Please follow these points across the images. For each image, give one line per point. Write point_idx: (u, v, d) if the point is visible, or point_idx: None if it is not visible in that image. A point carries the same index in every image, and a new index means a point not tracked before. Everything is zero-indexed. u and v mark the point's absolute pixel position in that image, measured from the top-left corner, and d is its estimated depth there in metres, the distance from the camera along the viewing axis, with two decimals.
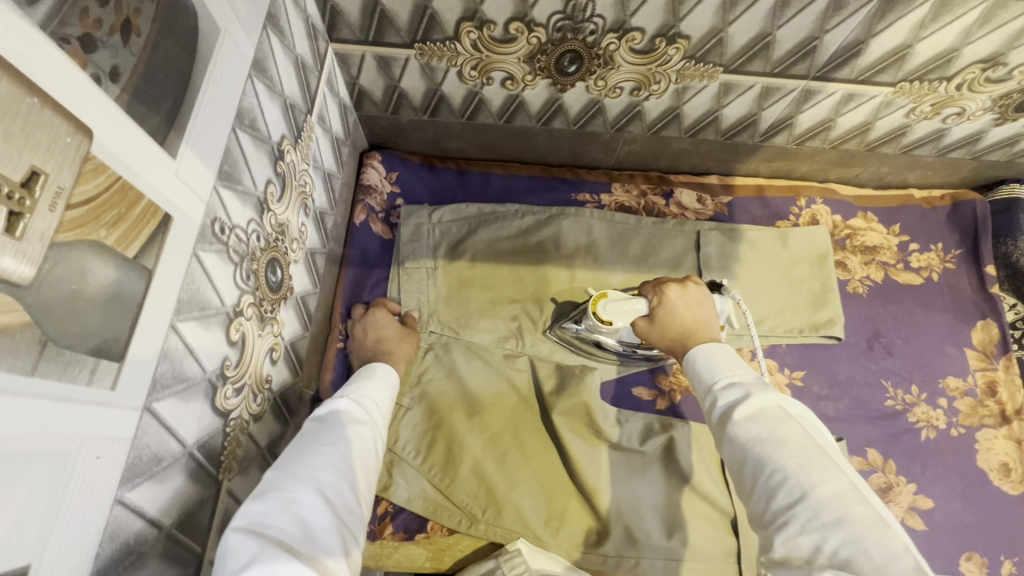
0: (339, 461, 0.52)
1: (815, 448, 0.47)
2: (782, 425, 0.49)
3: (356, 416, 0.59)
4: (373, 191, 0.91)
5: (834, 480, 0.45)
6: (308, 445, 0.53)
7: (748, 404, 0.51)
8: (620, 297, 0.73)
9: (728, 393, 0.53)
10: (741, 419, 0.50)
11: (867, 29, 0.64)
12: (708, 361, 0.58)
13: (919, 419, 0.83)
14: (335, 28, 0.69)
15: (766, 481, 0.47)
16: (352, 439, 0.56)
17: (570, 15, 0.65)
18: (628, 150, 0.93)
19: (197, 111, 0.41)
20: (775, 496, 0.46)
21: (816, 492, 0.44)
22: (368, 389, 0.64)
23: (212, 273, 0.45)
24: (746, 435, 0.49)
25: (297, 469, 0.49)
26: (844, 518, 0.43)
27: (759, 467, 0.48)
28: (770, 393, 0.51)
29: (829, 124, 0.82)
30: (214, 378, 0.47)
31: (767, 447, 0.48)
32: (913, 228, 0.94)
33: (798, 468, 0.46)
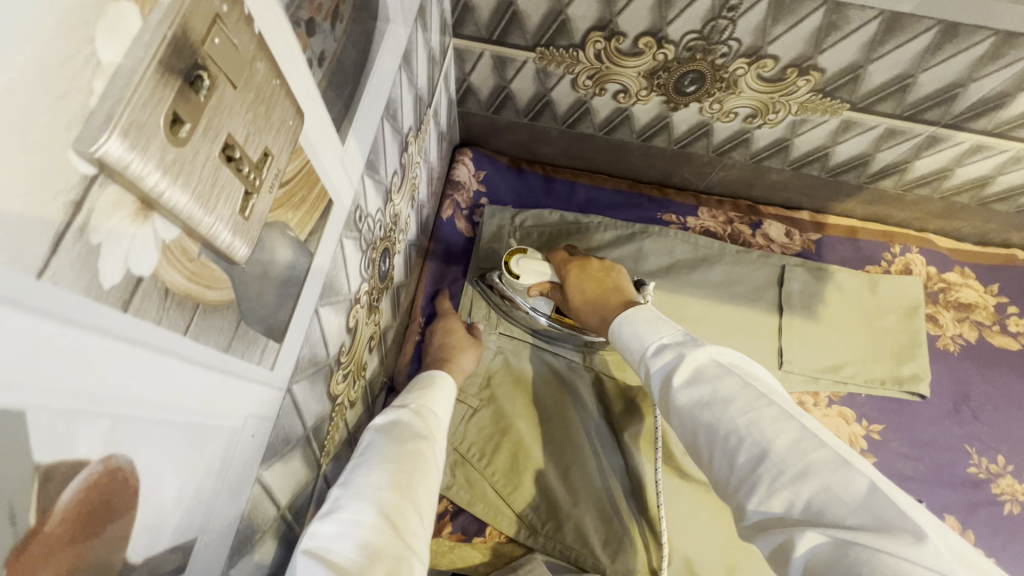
0: (403, 479, 0.48)
1: (758, 398, 0.44)
2: (720, 380, 0.46)
3: (417, 428, 0.55)
4: (462, 186, 0.90)
5: (787, 429, 0.42)
6: (373, 462, 0.49)
7: (683, 367, 0.48)
8: (537, 255, 0.75)
9: (661, 359, 0.51)
10: (678, 386, 0.48)
11: (1019, 82, 0.61)
12: (635, 328, 0.56)
13: (1003, 491, 0.79)
14: (461, 24, 0.69)
15: (722, 446, 0.44)
16: (413, 450, 0.52)
17: (705, 36, 0.63)
18: (722, 175, 0.90)
19: (364, 98, 0.41)
20: (736, 460, 0.43)
21: (771, 449, 0.41)
22: (422, 398, 0.61)
23: (348, 260, 0.46)
24: (690, 400, 0.47)
25: (358, 485, 0.46)
26: (810, 469, 0.39)
27: (713, 432, 0.45)
28: (700, 350, 0.49)
29: (944, 174, 0.79)
30: (332, 363, 0.47)
31: (712, 409, 0.45)
32: (1012, 289, 0.90)
33: (750, 424, 0.43)
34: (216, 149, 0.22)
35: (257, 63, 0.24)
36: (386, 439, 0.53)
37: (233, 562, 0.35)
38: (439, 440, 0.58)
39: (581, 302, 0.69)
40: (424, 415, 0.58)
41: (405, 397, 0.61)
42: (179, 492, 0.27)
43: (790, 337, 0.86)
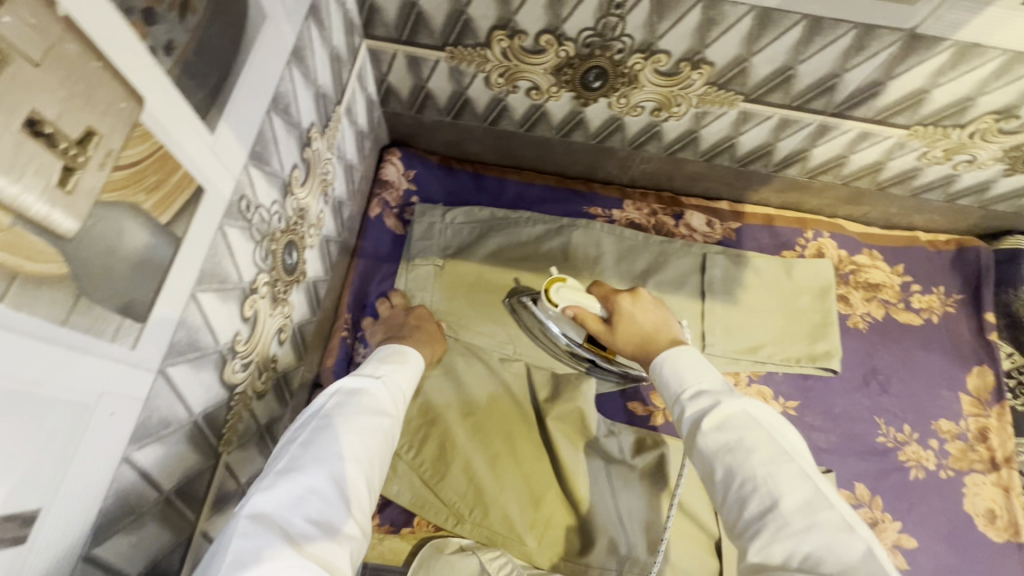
0: (360, 452, 0.52)
1: (782, 455, 0.48)
2: (749, 432, 0.49)
3: (382, 403, 0.59)
4: (390, 185, 0.93)
5: (803, 487, 0.45)
6: (336, 427, 0.53)
7: (715, 413, 0.52)
8: (574, 283, 0.77)
9: (697, 402, 0.54)
10: (705, 428, 0.51)
11: (886, 72, 0.66)
12: (675, 370, 0.59)
13: (908, 458, 0.84)
14: (370, 25, 0.71)
15: (737, 490, 0.48)
16: (376, 427, 0.56)
17: (599, 33, 0.66)
18: (643, 169, 0.94)
19: (237, 90, 0.43)
20: (747, 506, 0.46)
21: (784, 501, 0.45)
22: (394, 375, 0.63)
23: (234, 249, 0.47)
24: (714, 444, 0.50)
25: (322, 452, 0.50)
26: (816, 527, 0.43)
27: (730, 477, 0.48)
28: (737, 402, 0.52)
29: (841, 161, 0.84)
30: (225, 351, 0.48)
31: (735, 456, 0.49)
32: (916, 269, 0.95)
33: (768, 476, 0.46)
34: (16, 122, 0.24)
35: (65, 46, 0.26)
36: (354, 409, 0.55)
37: (98, 539, 0.36)
38: (399, 412, 0.61)
39: (640, 347, 0.70)
40: (389, 386, 0.61)
41: (378, 366, 0.63)
42: (9, 458, 0.28)
43: (714, 321, 0.89)
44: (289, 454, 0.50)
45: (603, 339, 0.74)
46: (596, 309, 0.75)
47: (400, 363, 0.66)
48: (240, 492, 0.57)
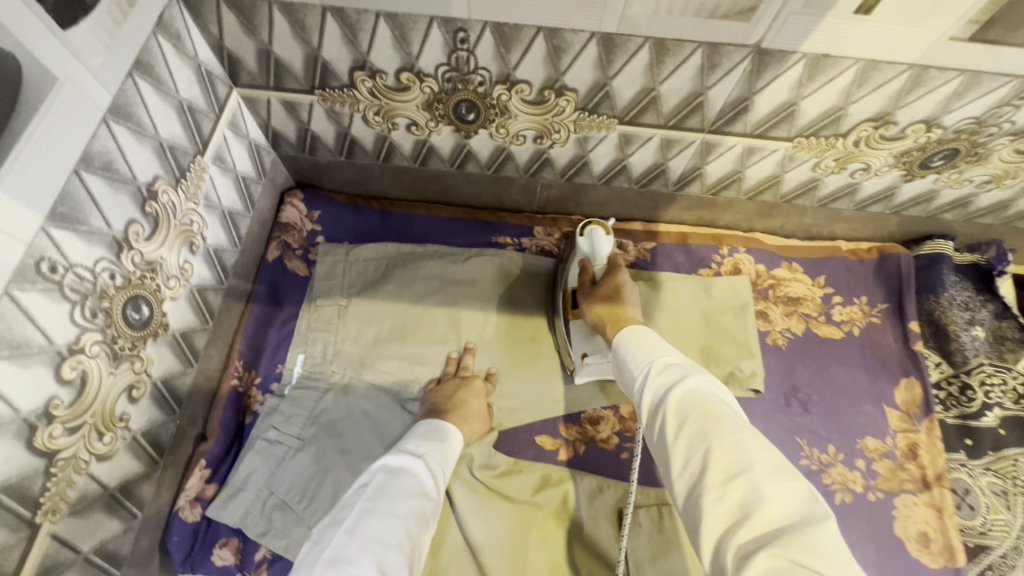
0: (405, 539, 0.53)
1: (748, 427, 0.46)
2: (717, 403, 0.47)
3: (424, 484, 0.61)
4: (292, 228, 0.92)
5: (769, 455, 0.43)
6: (380, 513, 0.54)
7: (678, 387, 0.50)
8: (607, 245, 0.76)
9: (665, 375, 0.52)
10: (672, 399, 0.49)
11: (747, 87, 0.65)
12: (636, 352, 0.58)
13: (834, 480, 0.79)
14: (235, 75, 0.71)
15: (700, 457, 0.45)
16: (418, 509, 0.57)
17: (454, 67, 0.66)
18: (548, 194, 0.93)
19: (17, 155, 0.43)
20: (709, 471, 0.44)
21: (751, 466, 0.42)
22: (435, 452, 0.66)
23: (34, 313, 0.46)
24: (676, 415, 0.48)
25: (369, 537, 0.52)
26: (780, 494, 0.41)
27: (695, 445, 0.46)
28: (704, 376, 0.50)
29: (738, 176, 0.82)
30: (33, 418, 0.47)
31: (699, 422, 0.46)
32: (837, 280, 0.92)
33: (735, 443, 0.44)
34: None
35: None
36: (397, 491, 0.58)
37: None
38: (439, 496, 0.62)
39: (609, 317, 0.68)
40: (431, 467, 0.64)
41: (419, 444, 0.66)
42: None
43: None
44: (335, 541, 0.52)
45: (581, 292, 0.75)
46: (598, 270, 0.76)
47: (440, 440, 0.68)
48: (82, 560, 0.56)
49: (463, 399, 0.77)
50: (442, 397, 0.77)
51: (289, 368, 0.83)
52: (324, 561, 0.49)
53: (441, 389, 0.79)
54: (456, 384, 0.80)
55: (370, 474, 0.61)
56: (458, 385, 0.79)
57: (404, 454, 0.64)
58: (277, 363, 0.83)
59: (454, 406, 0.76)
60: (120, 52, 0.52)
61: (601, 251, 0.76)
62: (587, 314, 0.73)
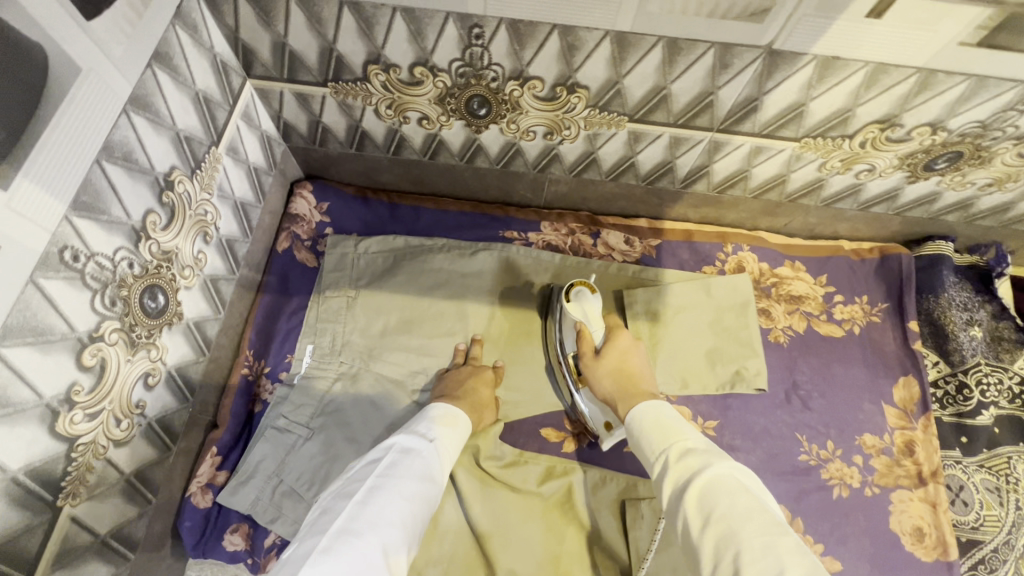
0: (409, 519, 0.55)
1: (776, 526, 0.46)
2: (741, 497, 0.49)
3: (431, 469, 0.62)
4: (301, 220, 0.92)
5: (800, 559, 0.43)
6: (390, 492, 0.56)
7: (699, 479, 0.52)
8: (597, 303, 0.80)
9: (685, 464, 0.55)
10: (695, 490, 0.51)
11: (757, 87, 0.66)
12: (656, 432, 0.60)
13: (832, 475, 0.81)
14: (249, 66, 0.71)
15: (731, 561, 0.45)
16: (424, 493, 0.59)
17: (468, 62, 0.67)
18: (555, 190, 0.93)
19: (43, 144, 0.43)
20: (742, 574, 0.43)
21: (783, 571, 0.42)
22: (445, 438, 0.67)
23: (57, 301, 0.47)
24: (699, 509, 0.50)
25: (378, 514, 0.53)
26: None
27: (723, 545, 0.46)
28: (725, 462, 0.52)
29: (744, 175, 0.83)
30: (56, 403, 0.48)
31: (725, 519, 0.47)
32: (839, 279, 0.93)
33: (765, 546, 0.44)
34: None
35: None
36: (407, 472, 0.59)
37: None
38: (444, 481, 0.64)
39: (619, 390, 0.71)
40: (440, 453, 0.65)
41: (431, 428, 0.67)
42: None
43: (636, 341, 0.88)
44: (345, 512, 0.53)
45: (583, 360, 0.77)
46: (596, 334, 0.79)
47: (449, 426, 0.69)
48: (99, 544, 0.57)
49: (473, 387, 0.79)
50: (454, 384, 0.78)
51: (297, 358, 0.84)
52: (332, 532, 0.51)
53: (451, 376, 0.81)
54: (466, 372, 0.81)
55: (382, 450, 0.62)
56: (468, 373, 0.81)
57: (415, 437, 0.65)
58: (286, 353, 0.84)
59: (465, 393, 0.77)
60: (140, 42, 0.52)
61: (594, 310, 0.79)
62: (596, 386, 0.74)
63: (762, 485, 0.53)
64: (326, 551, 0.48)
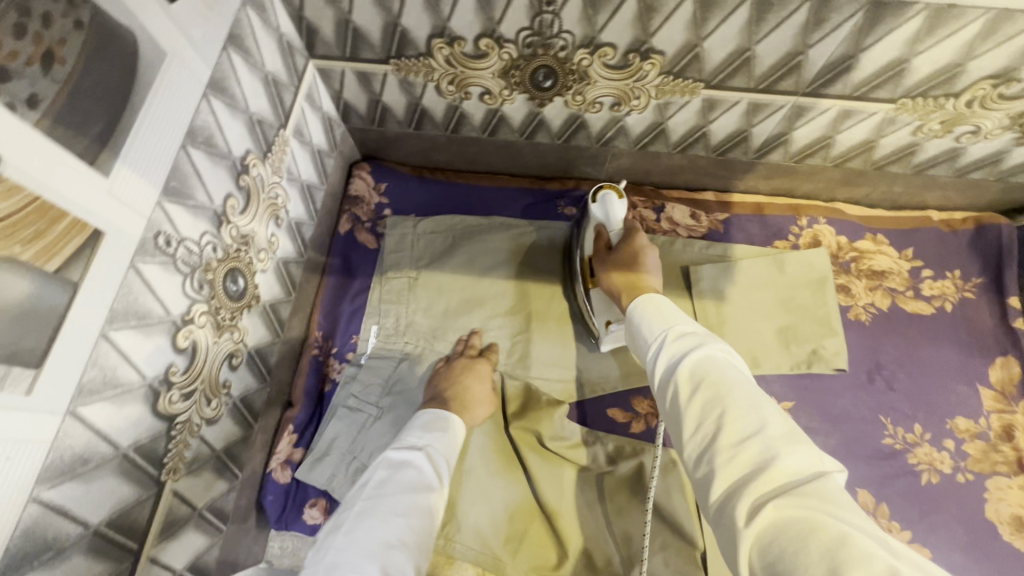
0: (407, 536, 0.54)
1: (761, 395, 0.44)
2: (732, 371, 0.46)
3: (427, 477, 0.60)
4: (361, 201, 0.93)
5: (782, 421, 0.42)
6: (378, 513, 0.55)
7: (693, 355, 0.48)
8: (621, 207, 0.75)
9: (683, 341, 0.51)
10: (689, 361, 0.48)
11: (855, 44, 0.60)
12: (649, 319, 0.57)
13: (920, 460, 0.76)
14: (313, 45, 0.71)
15: (713, 421, 0.43)
16: (418, 504, 0.57)
17: (537, 31, 0.64)
18: (618, 164, 0.90)
19: (137, 130, 0.44)
20: (721, 432, 0.42)
21: (764, 428, 0.41)
22: (438, 442, 0.65)
23: (154, 286, 0.48)
24: (687, 381, 0.47)
25: (366, 540, 0.52)
26: (786, 452, 0.39)
27: (708, 408, 0.44)
28: (719, 344, 0.49)
29: (826, 142, 0.78)
30: (156, 384, 0.50)
31: (714, 385, 0.45)
32: (927, 252, 0.86)
33: (752, 407, 0.42)
34: None
35: None
36: (396, 488, 0.58)
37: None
38: (444, 483, 0.62)
39: (623, 283, 0.67)
40: (433, 458, 0.63)
41: (420, 436, 0.65)
42: None
43: (704, 321, 0.84)
44: (337, 543, 0.52)
45: (598, 259, 0.74)
46: (614, 236, 0.74)
47: (443, 429, 0.67)
48: (196, 515, 0.59)
49: (465, 384, 0.75)
50: (443, 382, 0.75)
51: (363, 338, 0.85)
52: (326, 565, 0.50)
53: (447, 369, 0.77)
54: (462, 365, 0.78)
55: (374, 469, 0.62)
56: (464, 367, 0.77)
57: (400, 446, 0.64)
58: (352, 334, 0.85)
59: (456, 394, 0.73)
60: (214, 25, 0.52)
61: (614, 216, 0.74)
62: (605, 278, 0.71)
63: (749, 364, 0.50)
64: None
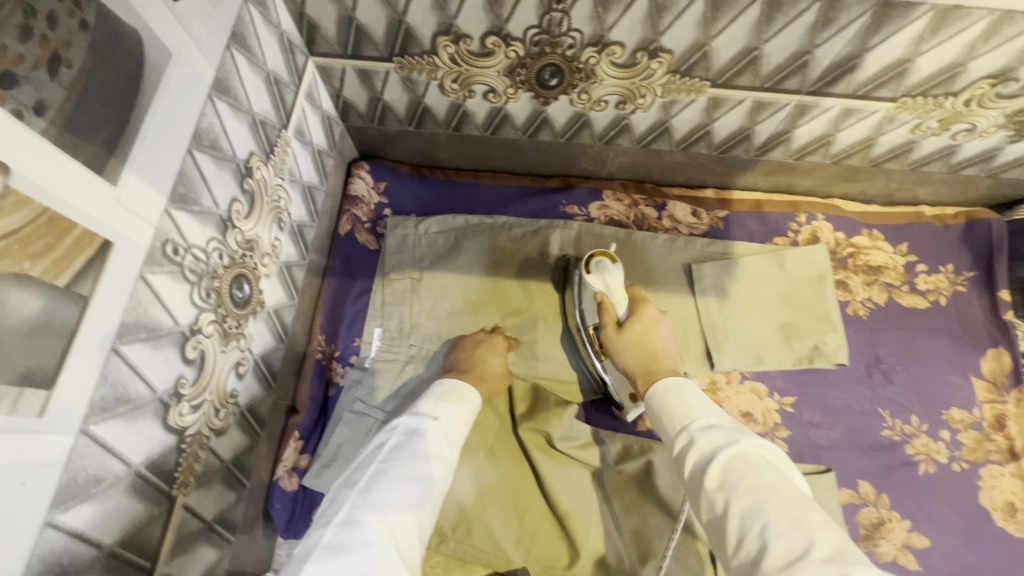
0: (416, 502, 0.55)
1: (803, 501, 0.46)
2: (768, 473, 0.48)
3: (440, 447, 0.60)
4: (360, 201, 0.91)
5: (827, 535, 0.43)
6: (392, 478, 0.55)
7: (723, 454, 0.51)
8: (618, 273, 0.76)
9: (709, 438, 0.53)
10: (722, 462, 0.50)
11: (861, 44, 0.61)
12: (673, 406, 0.59)
13: (917, 451, 0.79)
14: (313, 43, 0.69)
15: (756, 537, 0.45)
16: (432, 472, 0.58)
17: (545, 29, 0.63)
18: (619, 162, 0.90)
19: (144, 135, 0.42)
20: (772, 552, 0.43)
21: (810, 546, 0.42)
22: (452, 412, 0.65)
23: (163, 296, 0.46)
24: (722, 485, 0.49)
25: (379, 501, 0.53)
26: (849, 573, 0.38)
27: (749, 521, 0.46)
28: (749, 441, 0.51)
29: (827, 140, 0.78)
30: (166, 397, 0.48)
31: (750, 495, 0.47)
32: (921, 247, 0.88)
33: (791, 520, 0.44)
34: None
35: None
36: (411, 454, 0.58)
37: None
38: (454, 451, 0.62)
39: (640, 368, 0.67)
40: (447, 426, 0.63)
41: (435, 406, 0.65)
42: None
43: (707, 318, 0.85)
44: (349, 501, 0.53)
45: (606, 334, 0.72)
46: (620, 307, 0.74)
47: (458, 400, 0.67)
48: (208, 528, 0.58)
49: (482, 358, 0.76)
50: (460, 358, 0.76)
51: (367, 341, 0.83)
52: (337, 521, 0.51)
53: (464, 343, 0.79)
54: (478, 340, 0.79)
55: (389, 433, 0.61)
56: (481, 342, 0.79)
57: (414, 413, 0.63)
58: (355, 336, 0.84)
59: (472, 367, 0.75)
60: (217, 23, 0.50)
61: (615, 282, 0.75)
62: (619, 360, 0.71)
63: (787, 462, 0.53)
64: (332, 538, 0.50)
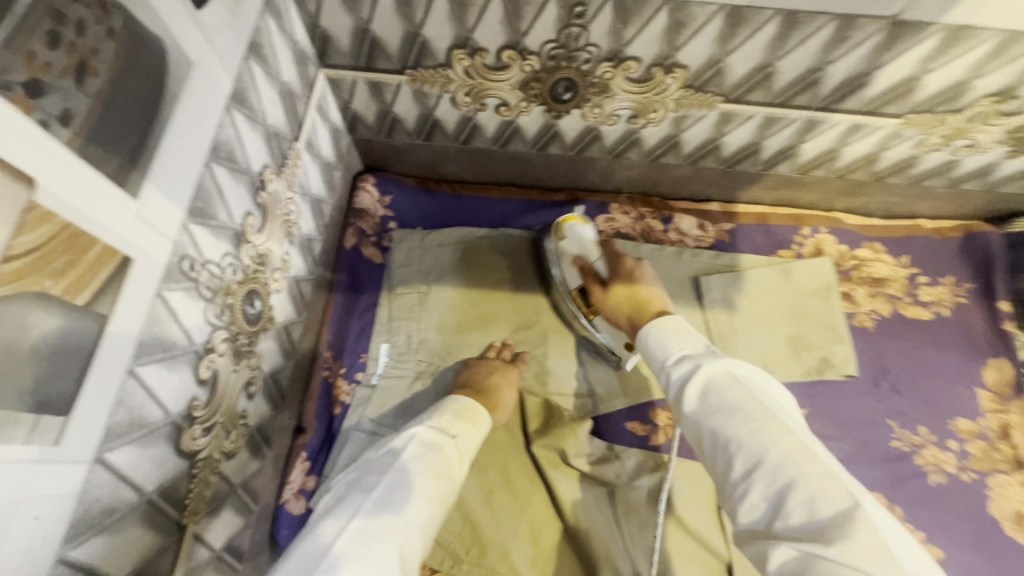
0: (423, 522, 0.51)
1: (765, 413, 0.46)
2: (731, 391, 0.48)
3: (451, 466, 0.57)
4: (366, 214, 0.90)
5: (784, 441, 0.44)
6: (403, 495, 0.51)
7: (696, 379, 0.50)
8: (592, 234, 0.78)
9: (682, 366, 0.53)
10: (695, 388, 0.50)
11: (871, 62, 0.62)
12: (660, 338, 0.58)
13: (927, 462, 0.79)
14: (325, 54, 0.68)
15: (724, 451, 0.46)
16: (443, 492, 0.54)
17: (563, 44, 0.63)
18: (627, 175, 0.90)
19: (165, 147, 0.40)
20: (733, 463, 0.45)
21: (765, 455, 0.43)
22: (466, 435, 0.61)
23: (179, 314, 0.44)
24: (696, 409, 0.50)
25: (391, 519, 0.48)
26: (795, 482, 0.41)
27: (716, 438, 0.47)
28: (718, 362, 0.50)
29: (833, 154, 0.80)
30: (179, 420, 0.46)
31: (717, 417, 0.48)
32: (922, 260, 0.90)
33: (751, 433, 0.45)
34: None
35: None
36: (426, 470, 0.54)
37: None
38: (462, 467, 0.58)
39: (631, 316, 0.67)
40: (459, 443, 0.59)
41: (450, 421, 0.61)
42: None
43: (717, 331, 0.85)
44: (353, 513, 0.49)
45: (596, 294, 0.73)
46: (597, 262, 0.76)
47: (472, 422, 0.63)
48: (216, 557, 0.55)
49: (496, 383, 0.73)
50: (473, 377, 0.74)
51: (373, 357, 0.81)
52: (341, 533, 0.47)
53: (479, 366, 0.76)
54: (492, 366, 0.76)
55: (401, 442, 0.57)
56: (495, 368, 0.76)
57: (425, 426, 0.60)
58: (361, 352, 0.82)
59: (487, 390, 0.72)
60: (237, 34, 0.48)
61: (590, 242, 0.77)
62: (612, 314, 0.71)
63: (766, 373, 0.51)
64: (335, 553, 0.45)
